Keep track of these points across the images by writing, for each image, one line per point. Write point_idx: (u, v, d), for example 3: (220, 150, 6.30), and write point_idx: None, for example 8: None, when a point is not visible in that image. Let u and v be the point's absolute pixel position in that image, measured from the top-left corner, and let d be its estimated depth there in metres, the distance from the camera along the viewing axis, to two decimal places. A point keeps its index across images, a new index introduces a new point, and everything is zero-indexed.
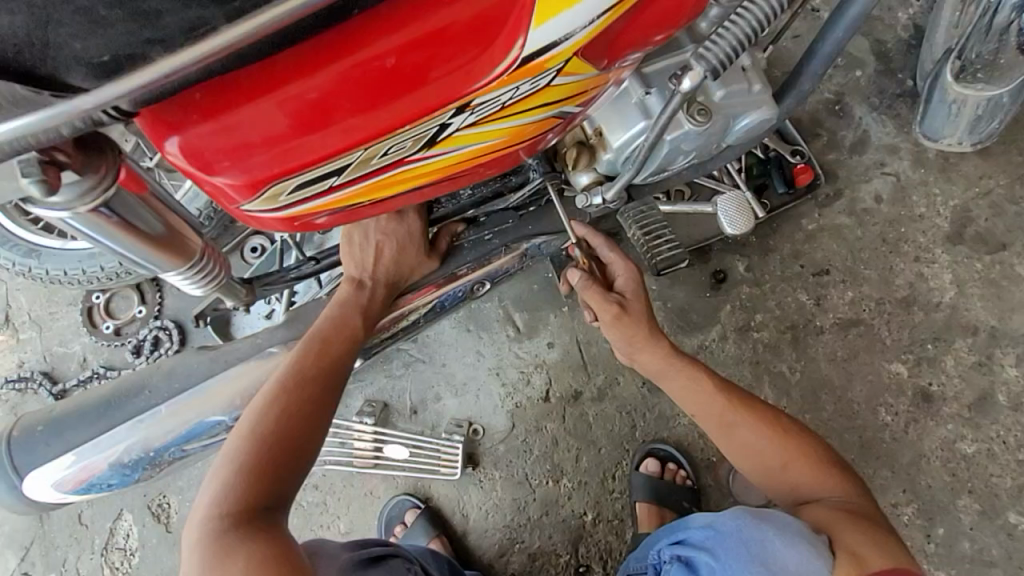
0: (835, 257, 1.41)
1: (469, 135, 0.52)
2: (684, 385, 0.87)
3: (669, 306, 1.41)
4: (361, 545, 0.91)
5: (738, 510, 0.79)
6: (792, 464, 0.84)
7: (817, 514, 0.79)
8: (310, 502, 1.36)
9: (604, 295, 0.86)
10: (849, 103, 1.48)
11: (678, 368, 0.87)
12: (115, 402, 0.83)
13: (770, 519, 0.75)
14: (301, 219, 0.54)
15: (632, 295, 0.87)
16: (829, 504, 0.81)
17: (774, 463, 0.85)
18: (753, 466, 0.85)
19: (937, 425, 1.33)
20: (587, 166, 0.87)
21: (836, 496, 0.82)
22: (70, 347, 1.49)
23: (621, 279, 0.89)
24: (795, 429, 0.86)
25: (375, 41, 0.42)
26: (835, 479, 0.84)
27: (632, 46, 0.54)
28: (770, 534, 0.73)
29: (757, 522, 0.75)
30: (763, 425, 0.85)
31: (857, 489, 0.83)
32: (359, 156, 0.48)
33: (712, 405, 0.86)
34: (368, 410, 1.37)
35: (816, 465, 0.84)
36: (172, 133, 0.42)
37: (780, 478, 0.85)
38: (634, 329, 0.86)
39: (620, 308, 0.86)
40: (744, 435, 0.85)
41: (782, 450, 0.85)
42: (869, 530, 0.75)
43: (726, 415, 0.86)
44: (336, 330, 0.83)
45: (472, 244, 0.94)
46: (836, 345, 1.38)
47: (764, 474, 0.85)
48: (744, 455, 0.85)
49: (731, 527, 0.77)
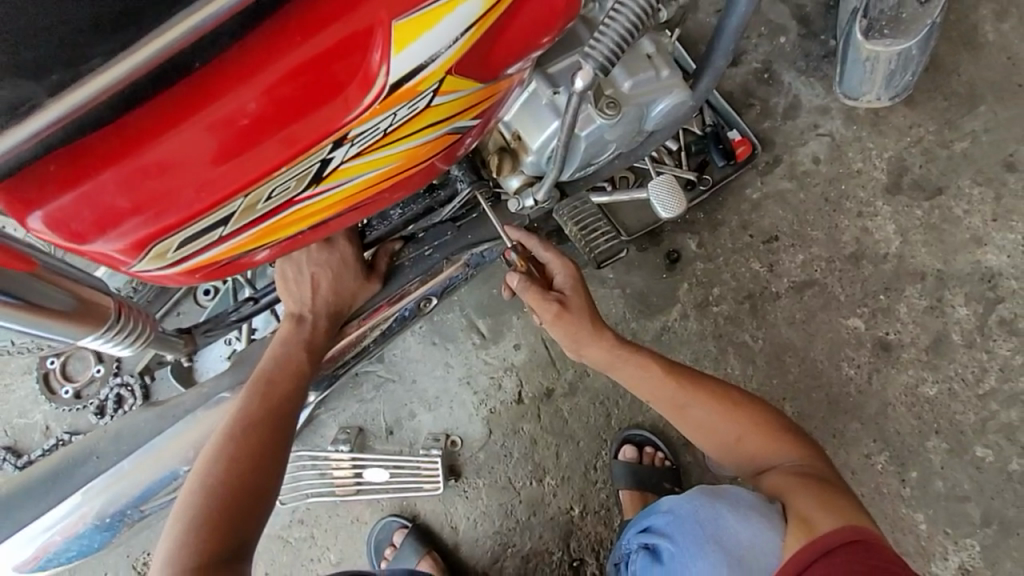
0: (782, 222, 1.44)
1: (359, 165, 0.52)
2: (634, 373, 0.89)
3: (627, 292, 1.42)
4: None
5: (696, 492, 0.83)
6: (746, 436, 0.86)
7: (776, 483, 0.81)
8: (298, 537, 1.35)
9: (544, 294, 0.86)
10: (777, 70, 1.51)
11: (625, 359, 0.88)
12: (64, 472, 0.81)
13: (725, 496, 0.79)
14: (203, 270, 0.53)
15: (572, 292, 0.88)
16: (785, 470, 0.83)
17: (730, 437, 0.86)
18: (710, 443, 0.87)
19: (898, 373, 1.36)
20: (512, 171, 0.87)
21: (793, 460, 0.84)
22: (31, 417, 1.46)
23: (560, 278, 0.89)
24: (747, 401, 0.88)
25: (232, 88, 0.42)
26: (790, 444, 0.85)
27: (513, 55, 0.55)
28: (723, 512, 0.77)
29: (712, 502, 0.79)
30: (715, 402, 0.87)
31: (811, 451, 0.85)
32: (243, 203, 0.47)
33: (663, 390, 0.88)
34: (343, 436, 1.36)
35: (769, 434, 0.86)
36: (34, 208, 0.41)
37: (738, 452, 0.87)
38: (577, 324, 0.87)
39: (561, 306, 0.86)
40: (698, 414, 0.87)
41: (735, 424, 0.86)
42: (823, 492, 0.77)
43: (677, 398, 0.87)
44: (281, 368, 0.82)
45: (413, 262, 0.94)
46: (794, 308, 1.40)
47: (721, 450, 0.87)
48: (701, 434, 0.87)
49: (688, 510, 0.81)
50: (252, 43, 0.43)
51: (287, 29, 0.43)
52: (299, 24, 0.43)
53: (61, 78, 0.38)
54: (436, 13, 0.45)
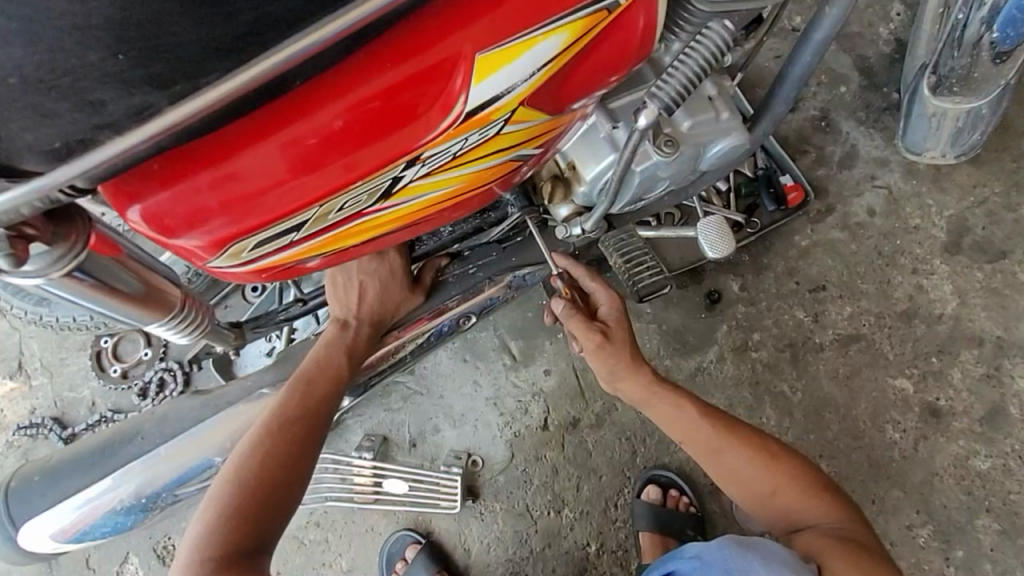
0: (831, 272, 1.40)
1: (425, 184, 0.55)
2: (669, 412, 0.88)
3: (664, 328, 1.40)
4: None
5: (725, 539, 0.81)
6: (781, 490, 0.86)
7: (811, 542, 0.81)
8: (312, 540, 1.36)
9: (587, 324, 0.87)
10: (835, 118, 1.49)
11: (660, 396, 0.88)
12: (109, 449, 0.85)
13: (759, 548, 0.77)
14: (269, 271, 0.56)
15: (616, 325, 0.88)
16: (821, 530, 0.82)
17: (764, 489, 0.86)
18: (743, 492, 0.87)
19: (947, 442, 1.29)
20: (563, 200, 0.89)
21: (829, 521, 0.84)
22: (79, 392, 1.54)
23: (605, 308, 0.89)
24: (784, 453, 0.88)
25: (322, 105, 0.45)
26: (826, 503, 0.85)
27: (582, 90, 0.57)
28: (754, 563, 0.76)
29: (742, 551, 0.78)
30: (751, 451, 0.87)
31: (849, 512, 0.85)
32: (316, 212, 0.50)
33: (697, 432, 0.88)
34: (367, 444, 1.38)
35: (805, 490, 0.86)
36: (133, 202, 0.45)
37: (771, 505, 0.86)
38: (616, 357, 0.87)
39: (604, 336, 0.86)
40: (732, 461, 0.87)
41: (770, 477, 0.86)
42: (859, 559, 0.78)
43: (712, 442, 0.87)
44: (321, 370, 0.84)
45: (457, 278, 0.96)
46: (837, 363, 1.36)
47: (754, 501, 0.87)
48: (734, 482, 0.87)
49: (717, 557, 0.79)
50: (344, 65, 0.45)
51: (379, 53, 0.45)
52: (389, 49, 0.45)
53: (179, 89, 0.43)
54: (517, 49, 0.48)
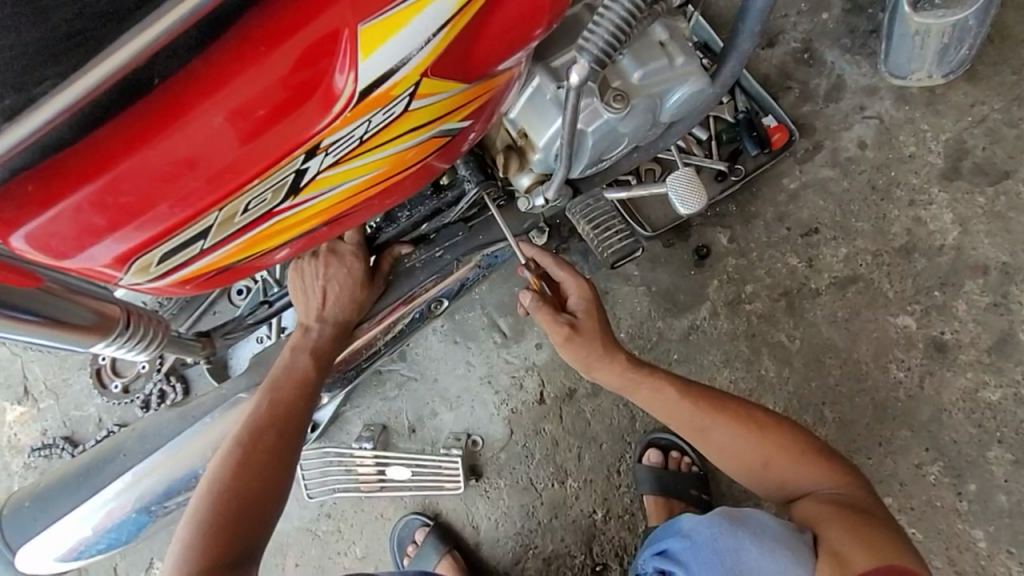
0: (823, 213, 1.34)
1: (335, 175, 0.58)
2: (648, 395, 0.88)
3: (653, 290, 1.36)
4: None
5: (714, 518, 0.82)
6: (773, 461, 0.85)
7: (807, 511, 0.81)
8: (325, 531, 1.38)
9: (554, 316, 0.85)
10: (818, 49, 1.40)
11: (639, 381, 0.88)
12: (96, 468, 0.86)
13: (748, 524, 0.80)
14: (192, 281, 0.61)
15: (584, 315, 0.86)
16: (819, 497, 0.82)
17: (756, 462, 0.85)
18: (736, 465, 0.86)
19: (954, 376, 1.25)
20: (520, 169, 0.85)
21: (827, 487, 0.83)
22: (86, 410, 1.56)
23: (574, 299, 0.87)
24: (773, 423, 0.86)
25: (194, 111, 0.49)
26: (823, 469, 0.84)
27: (495, 52, 0.57)
28: (745, 542, 0.78)
29: (732, 529, 0.80)
30: (736, 423, 0.86)
31: (848, 476, 0.84)
32: (219, 216, 0.54)
33: (679, 412, 0.87)
34: (367, 434, 1.38)
35: (798, 458, 0.85)
36: (13, 230, 0.49)
37: (765, 477, 0.86)
38: (588, 347, 0.86)
39: (571, 329, 0.85)
40: (719, 437, 0.86)
41: (761, 449, 0.85)
42: (859, 525, 0.76)
43: (695, 422, 0.87)
44: (288, 376, 0.84)
45: (424, 263, 0.93)
46: (835, 306, 1.31)
47: (749, 473, 0.86)
48: (725, 457, 0.86)
49: (706, 537, 0.80)
50: (209, 71, 0.49)
51: (240, 54, 0.49)
52: (251, 47, 0.49)
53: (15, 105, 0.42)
54: (398, 20, 0.49)
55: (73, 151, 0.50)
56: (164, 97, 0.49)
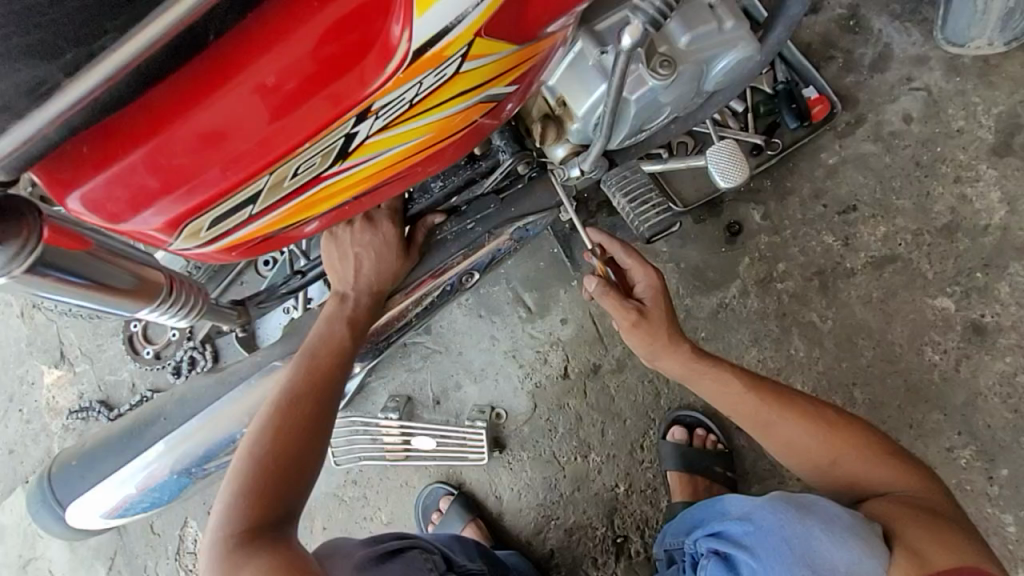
0: (862, 190, 1.30)
1: (383, 140, 0.57)
2: (713, 386, 0.88)
3: (682, 267, 1.33)
4: (378, 540, 0.92)
5: (777, 503, 0.79)
6: (842, 459, 0.86)
7: (881, 508, 0.81)
8: (352, 496, 1.42)
9: (622, 301, 0.86)
10: (865, 16, 1.33)
11: (702, 370, 0.88)
12: (136, 430, 0.88)
13: (815, 512, 0.77)
14: (239, 246, 0.62)
15: (652, 302, 0.87)
16: (893, 497, 0.83)
17: (823, 460, 0.87)
18: (805, 463, 0.87)
19: (993, 359, 1.22)
20: (557, 140, 0.83)
21: (900, 487, 0.84)
22: (120, 375, 1.61)
23: (642, 286, 0.88)
24: (843, 421, 0.87)
25: (242, 70, 0.48)
26: (893, 468, 0.85)
27: (548, 13, 0.56)
28: (815, 530, 0.75)
29: (800, 516, 0.77)
30: (802, 419, 0.87)
31: (921, 478, 0.85)
32: (269, 180, 0.54)
33: (744, 406, 0.88)
34: (392, 405, 1.40)
35: (869, 457, 0.86)
36: (70, 191, 0.50)
37: (833, 474, 0.87)
38: (652, 335, 0.87)
39: (639, 315, 0.86)
40: (786, 433, 0.87)
41: (829, 448, 0.86)
42: (934, 526, 0.77)
43: (761, 415, 0.88)
44: (324, 344, 0.85)
45: (456, 235, 0.93)
46: (871, 287, 1.28)
47: (815, 470, 0.88)
48: (789, 452, 0.88)
49: (773, 524, 0.77)
50: (259, 27, 0.49)
51: (289, 13, 0.48)
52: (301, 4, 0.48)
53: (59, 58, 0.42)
54: None
55: (121, 110, 0.50)
56: (209, 59, 0.49)
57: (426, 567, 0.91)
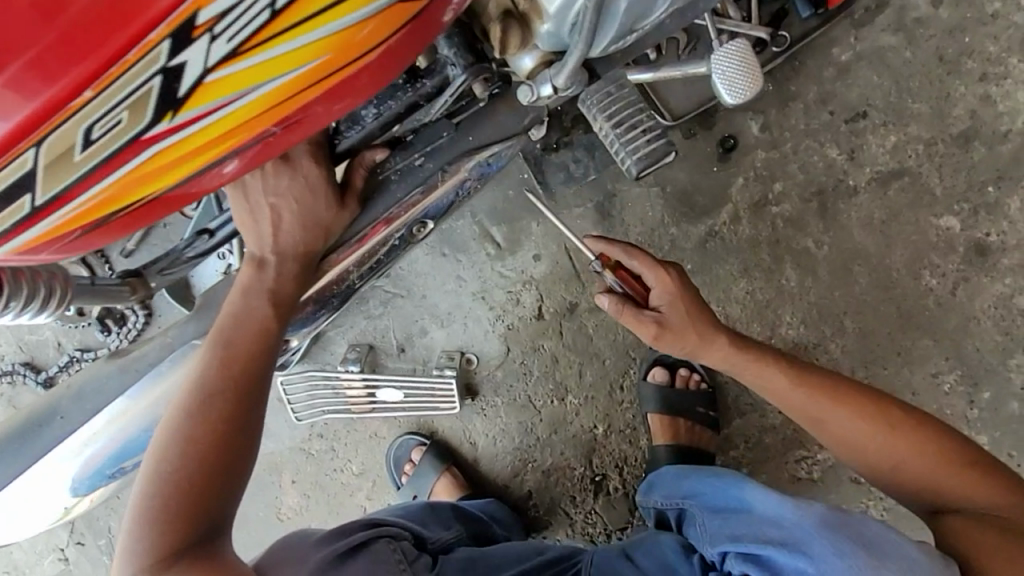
0: (875, 93, 1.13)
1: (219, 85, 0.49)
2: (759, 381, 0.81)
3: (668, 191, 1.19)
4: (343, 532, 0.86)
5: (845, 543, 0.67)
6: (909, 462, 0.78)
7: (955, 527, 0.74)
8: (320, 450, 1.34)
9: (638, 314, 0.80)
10: None
11: (747, 363, 0.81)
12: (22, 437, 0.72)
13: (890, 559, 0.66)
14: (67, 236, 0.54)
15: (670, 309, 0.81)
16: (967, 515, 0.75)
17: (886, 461, 0.79)
18: (863, 462, 0.80)
19: (991, 282, 1.15)
20: (523, 45, 0.64)
21: (978, 503, 0.76)
22: (41, 333, 1.43)
23: (656, 293, 0.81)
24: (914, 420, 0.79)
25: (49, 22, 0.44)
26: (972, 479, 0.77)
27: None
28: None
29: (873, 564, 0.65)
30: (863, 415, 0.79)
31: (1005, 492, 0.76)
32: (55, 144, 0.47)
33: (800, 401, 0.80)
34: (353, 355, 1.29)
35: (944, 462, 0.77)
36: None
37: (896, 477, 0.79)
38: (681, 339, 0.80)
39: (660, 326, 0.79)
40: (843, 427, 0.80)
41: (896, 447, 0.78)
42: None
43: (818, 410, 0.80)
44: (241, 326, 0.71)
45: (402, 174, 0.73)
46: (873, 207, 1.15)
47: (874, 470, 0.80)
48: (843, 447, 0.81)
49: (840, 569, 0.65)
50: None
51: None
52: None
53: None
54: None
55: None
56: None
57: (395, 559, 0.85)
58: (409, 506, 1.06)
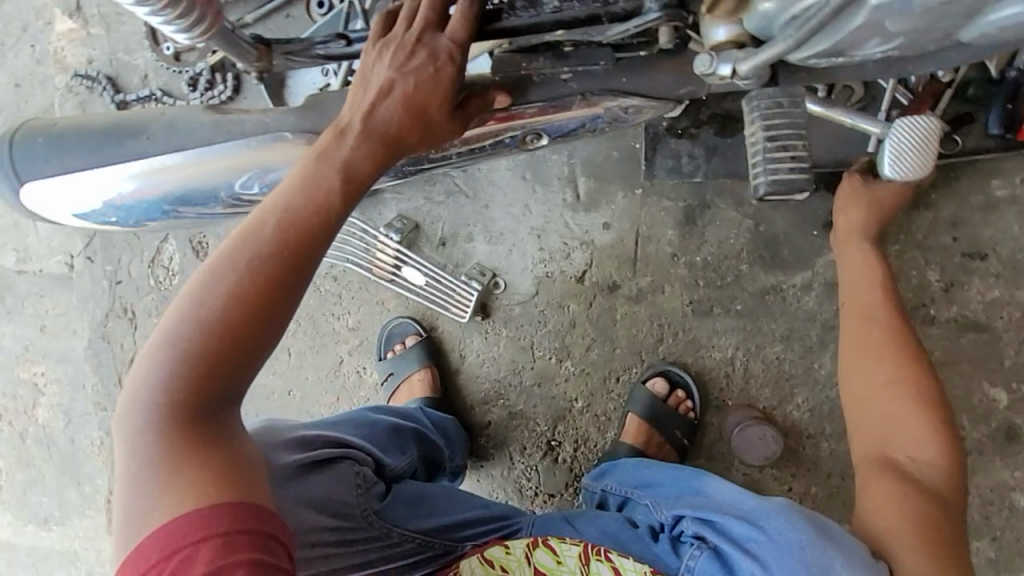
0: (1006, 240, 1.09)
1: None
2: (848, 262, 1.00)
3: (760, 230, 1.19)
4: (307, 441, 0.80)
5: (804, 526, 0.75)
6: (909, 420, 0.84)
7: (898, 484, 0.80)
8: (327, 292, 1.38)
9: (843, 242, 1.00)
10: None
11: (853, 246, 1.01)
12: (116, 136, 0.77)
13: (834, 536, 0.74)
14: None
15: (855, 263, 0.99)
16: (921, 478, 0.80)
17: (895, 407, 0.86)
18: (871, 402, 0.88)
19: (1002, 469, 1.11)
20: (727, 15, 0.64)
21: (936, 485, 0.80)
22: (133, 58, 1.44)
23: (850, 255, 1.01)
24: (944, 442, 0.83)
25: None
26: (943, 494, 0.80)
27: None
28: (835, 561, 0.72)
29: (823, 547, 0.73)
30: (902, 367, 0.88)
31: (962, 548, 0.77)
32: None
33: (863, 300, 0.96)
34: (397, 225, 1.31)
35: (930, 458, 0.82)
36: None
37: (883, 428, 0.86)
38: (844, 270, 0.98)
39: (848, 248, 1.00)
40: (879, 374, 0.89)
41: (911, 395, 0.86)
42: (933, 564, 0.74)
43: (872, 333, 0.92)
44: (300, 198, 0.63)
45: (542, 82, 0.75)
46: (938, 344, 1.12)
47: (880, 420, 0.86)
48: (874, 386, 0.88)
49: (792, 545, 0.74)
50: None
51: None
52: None
53: None
54: None
55: None
56: None
57: (356, 482, 0.82)
58: (360, 414, 0.99)
